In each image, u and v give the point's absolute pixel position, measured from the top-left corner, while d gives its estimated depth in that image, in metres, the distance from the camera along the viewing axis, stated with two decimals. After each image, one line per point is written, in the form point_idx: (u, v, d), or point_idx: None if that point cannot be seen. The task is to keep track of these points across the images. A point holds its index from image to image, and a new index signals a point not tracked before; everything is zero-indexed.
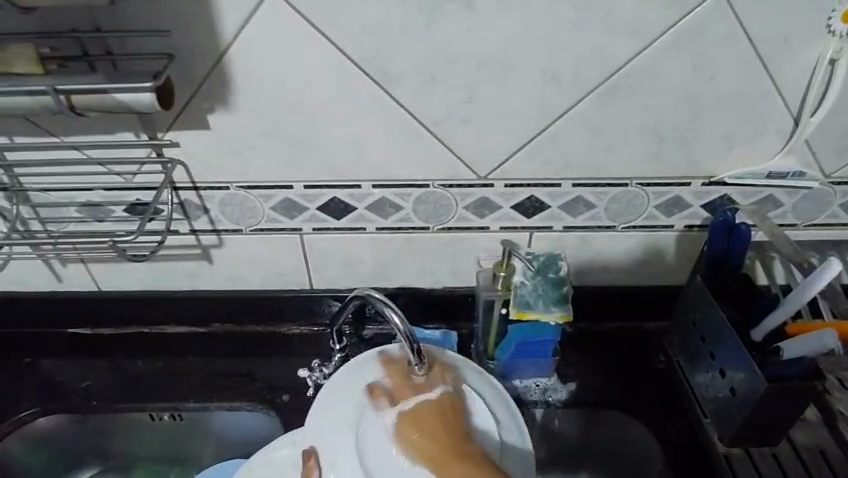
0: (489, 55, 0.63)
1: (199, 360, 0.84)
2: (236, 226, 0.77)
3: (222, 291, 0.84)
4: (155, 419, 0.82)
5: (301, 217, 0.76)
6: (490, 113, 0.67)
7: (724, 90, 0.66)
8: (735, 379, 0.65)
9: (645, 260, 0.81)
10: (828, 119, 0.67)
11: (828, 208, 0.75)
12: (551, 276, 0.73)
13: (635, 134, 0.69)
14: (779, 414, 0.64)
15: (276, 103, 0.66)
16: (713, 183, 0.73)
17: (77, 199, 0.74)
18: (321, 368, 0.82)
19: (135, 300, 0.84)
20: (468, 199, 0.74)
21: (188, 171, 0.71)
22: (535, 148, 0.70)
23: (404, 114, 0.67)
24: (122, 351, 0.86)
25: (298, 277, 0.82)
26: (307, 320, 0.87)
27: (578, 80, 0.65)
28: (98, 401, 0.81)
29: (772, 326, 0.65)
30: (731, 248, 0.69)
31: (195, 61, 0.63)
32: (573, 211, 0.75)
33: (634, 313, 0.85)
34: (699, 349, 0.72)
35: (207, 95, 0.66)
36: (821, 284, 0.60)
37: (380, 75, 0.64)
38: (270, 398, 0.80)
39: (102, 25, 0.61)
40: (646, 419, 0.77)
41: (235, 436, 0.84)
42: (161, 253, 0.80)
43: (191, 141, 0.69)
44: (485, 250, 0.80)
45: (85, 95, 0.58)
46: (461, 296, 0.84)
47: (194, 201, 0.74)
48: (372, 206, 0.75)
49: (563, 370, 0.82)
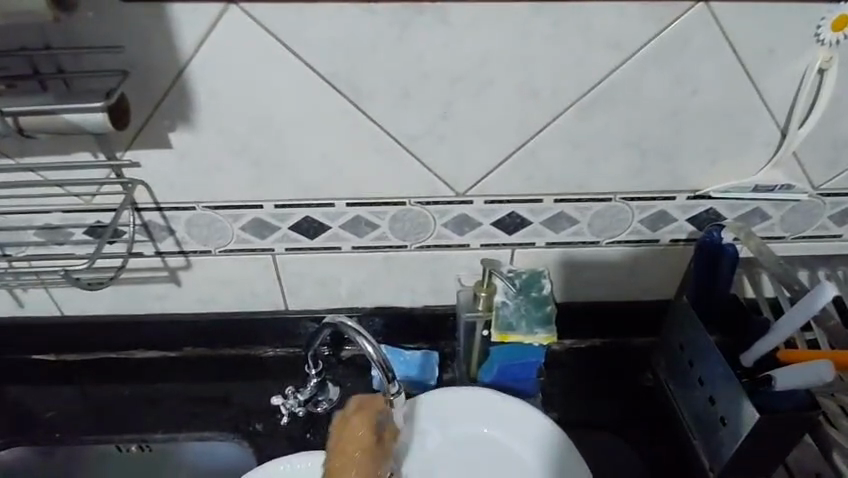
0: (464, 68, 0.60)
1: (169, 386, 0.81)
2: (204, 248, 0.73)
3: (193, 314, 0.80)
4: (123, 450, 0.79)
5: (273, 237, 0.72)
6: (467, 127, 0.64)
7: (709, 103, 0.63)
8: (725, 408, 0.63)
9: (631, 275, 0.78)
10: (817, 130, 0.65)
11: (817, 220, 0.73)
12: (534, 295, 0.70)
13: (617, 148, 0.66)
14: (768, 448, 0.61)
15: (242, 121, 0.63)
16: (700, 197, 0.70)
17: (34, 222, 0.70)
18: (296, 395, 0.75)
19: (101, 325, 0.80)
20: (447, 216, 0.71)
21: (151, 192, 0.68)
22: (516, 163, 0.67)
23: (377, 131, 0.64)
24: (89, 377, 0.82)
25: (273, 298, 0.79)
26: (283, 343, 0.83)
27: (558, 94, 0.62)
28: (62, 433, 0.77)
29: (765, 350, 0.62)
30: (719, 270, 0.66)
31: (152, 79, 0.60)
32: (556, 226, 0.73)
33: (621, 329, 0.82)
34: (688, 371, 0.70)
35: (167, 114, 0.62)
36: (815, 309, 0.57)
37: (351, 90, 0.61)
38: (243, 426, 0.77)
39: (53, 42, 0.57)
40: (636, 447, 0.74)
41: (207, 466, 0.80)
42: (127, 276, 0.76)
43: (153, 161, 0.65)
44: (465, 267, 0.77)
45: (33, 119, 0.54)
46: (442, 315, 0.81)
47: (158, 222, 0.71)
48: (347, 225, 0.72)
49: (550, 391, 0.79)
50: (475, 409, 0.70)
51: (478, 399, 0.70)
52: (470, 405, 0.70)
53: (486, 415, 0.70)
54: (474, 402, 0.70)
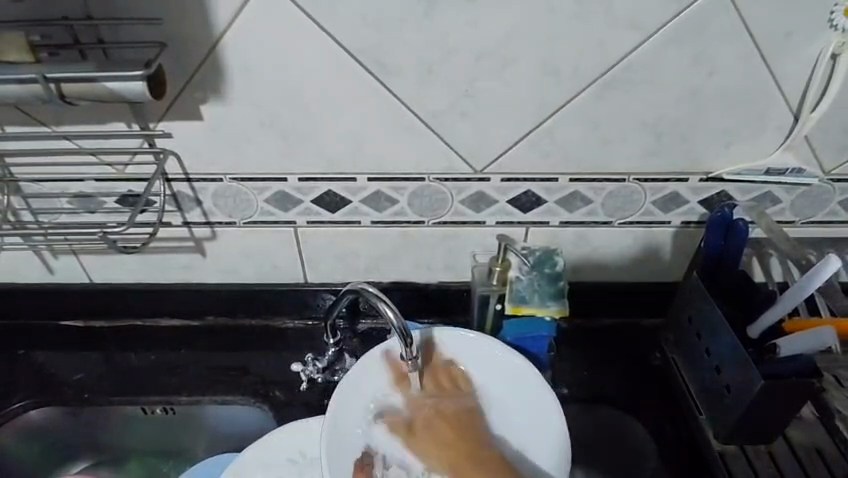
0: (486, 47, 0.62)
1: (191, 353, 0.84)
2: (229, 219, 0.76)
3: (216, 284, 0.83)
4: (147, 412, 0.82)
5: (295, 209, 0.75)
6: (487, 105, 0.66)
7: (723, 85, 0.65)
8: (730, 377, 0.65)
9: (641, 256, 0.80)
10: (829, 115, 0.67)
11: (827, 206, 0.75)
12: (547, 271, 0.72)
13: (633, 128, 0.68)
14: (771, 413, 0.64)
15: (271, 94, 0.65)
16: (713, 179, 0.72)
17: (68, 190, 0.73)
18: (315, 362, 0.81)
19: (127, 292, 0.83)
20: (464, 193, 0.73)
21: (181, 162, 0.71)
22: (533, 142, 0.69)
23: (401, 107, 0.66)
24: (114, 343, 0.85)
25: (293, 270, 0.82)
26: (302, 314, 0.86)
27: (577, 73, 0.64)
28: (90, 393, 0.81)
29: (770, 321, 0.64)
30: (730, 244, 0.68)
31: (187, 51, 0.62)
32: (570, 205, 0.75)
33: (632, 309, 0.84)
34: (695, 345, 0.72)
35: (200, 86, 0.65)
36: (820, 280, 0.60)
37: (376, 67, 0.64)
38: (263, 392, 0.80)
39: (94, 12, 0.59)
40: (641, 418, 0.76)
41: (227, 429, 0.83)
42: (155, 245, 0.79)
43: (184, 132, 0.68)
44: (480, 245, 0.79)
45: (75, 84, 0.57)
46: (456, 291, 0.83)
47: (187, 193, 0.74)
48: (368, 199, 0.74)
49: (560, 366, 0.81)
50: (458, 349, 0.73)
51: (461, 341, 0.72)
52: (457, 346, 0.72)
53: (470, 353, 0.72)
54: (460, 345, 0.72)
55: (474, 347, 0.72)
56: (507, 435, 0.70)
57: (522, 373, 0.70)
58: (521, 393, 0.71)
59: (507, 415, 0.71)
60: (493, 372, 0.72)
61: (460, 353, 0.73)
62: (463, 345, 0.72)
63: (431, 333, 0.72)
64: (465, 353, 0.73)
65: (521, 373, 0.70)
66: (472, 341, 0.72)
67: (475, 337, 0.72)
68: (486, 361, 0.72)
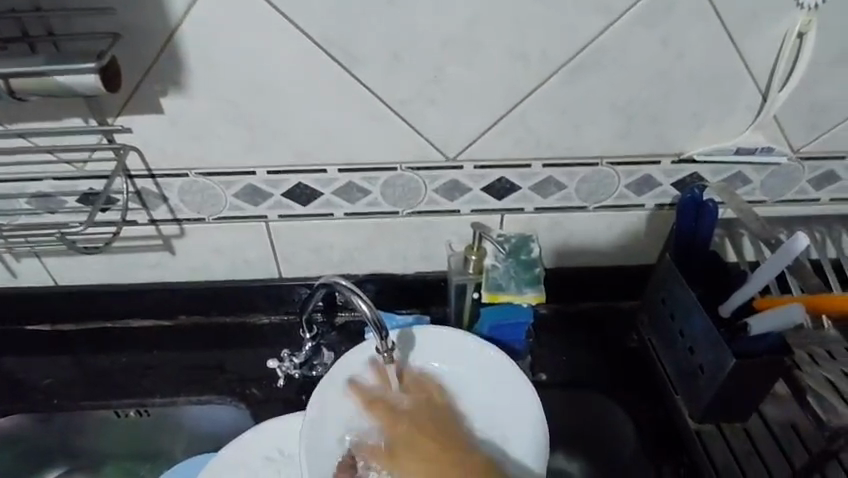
0: (454, 32, 0.61)
1: (165, 354, 0.82)
2: (198, 215, 0.74)
3: (187, 282, 0.81)
4: (121, 415, 0.80)
5: (266, 203, 0.73)
6: (457, 92, 0.65)
7: (693, 66, 0.65)
8: (703, 357, 0.66)
9: (617, 240, 0.80)
10: (797, 94, 0.67)
11: (797, 184, 0.75)
12: (523, 258, 0.72)
13: (605, 112, 0.67)
14: (744, 390, 0.65)
15: (234, 86, 0.63)
16: (684, 160, 0.72)
17: (26, 190, 0.70)
18: (292, 358, 0.79)
19: (95, 294, 0.81)
20: (438, 182, 0.72)
21: (143, 158, 0.68)
22: (505, 128, 0.68)
23: (369, 95, 0.65)
24: (84, 346, 0.83)
25: (266, 265, 0.80)
26: (278, 310, 0.84)
27: (546, 57, 0.63)
28: (61, 399, 0.78)
29: (741, 300, 0.65)
30: (701, 225, 0.68)
31: (144, 42, 0.60)
32: (545, 191, 0.74)
33: (609, 292, 0.85)
34: (668, 326, 0.73)
35: (159, 78, 0.62)
36: (790, 257, 0.60)
37: (342, 54, 0.62)
38: (240, 391, 0.78)
39: (42, 3, 0.57)
40: (619, 401, 0.77)
41: (205, 429, 0.82)
42: (119, 245, 0.77)
43: (145, 127, 0.66)
44: (456, 233, 0.78)
45: (24, 80, 0.54)
46: (433, 281, 0.82)
47: (151, 189, 0.71)
48: (340, 191, 0.73)
49: (539, 352, 0.82)
50: (432, 345, 0.72)
51: (435, 337, 0.72)
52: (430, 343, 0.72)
53: (444, 349, 0.72)
54: (434, 341, 0.72)
55: (447, 341, 0.72)
56: (488, 425, 0.70)
57: (497, 364, 0.70)
58: (498, 384, 0.71)
59: (487, 405, 0.71)
60: (468, 366, 0.72)
61: (433, 349, 0.72)
62: (435, 341, 0.72)
63: (408, 332, 0.72)
64: (439, 348, 0.72)
65: (496, 364, 0.70)
66: (444, 336, 0.72)
67: (446, 332, 0.71)
68: (460, 355, 0.72)
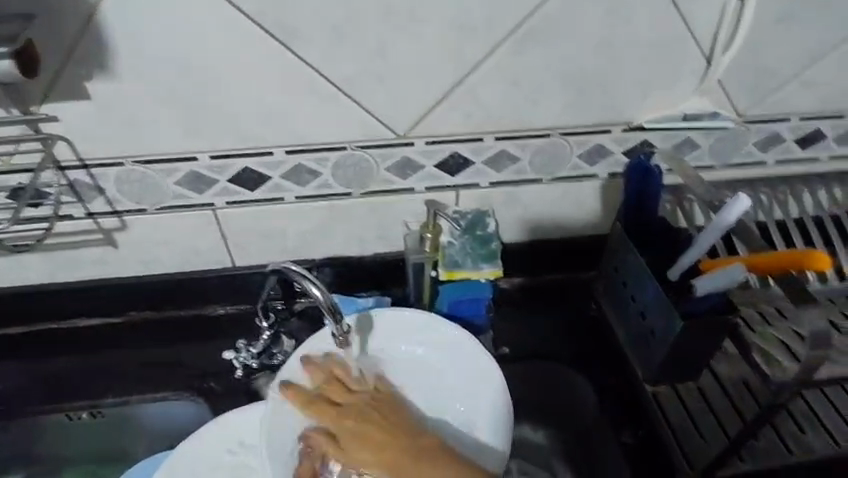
0: (394, 3, 0.59)
1: (117, 352, 0.79)
2: (139, 206, 0.71)
3: (135, 277, 0.78)
4: (73, 419, 0.77)
5: (211, 190, 0.70)
6: (403, 66, 0.63)
7: (638, 32, 0.64)
8: (654, 321, 0.68)
9: (572, 211, 0.80)
10: (739, 57, 0.68)
11: (743, 148, 0.77)
12: (479, 233, 0.72)
13: (553, 82, 0.67)
14: (694, 350, 0.66)
15: (166, 66, 0.60)
16: (634, 128, 0.72)
17: None
18: (249, 348, 0.77)
19: (36, 294, 0.77)
20: (389, 160, 0.71)
21: (73, 148, 0.65)
22: (454, 102, 0.67)
23: (311, 72, 0.62)
24: (29, 349, 0.79)
25: (218, 255, 0.77)
26: (234, 300, 0.82)
27: (491, 27, 0.62)
28: (7, 405, 0.75)
29: (688, 263, 0.66)
30: (648, 192, 0.69)
31: (63, 22, 0.56)
32: (498, 166, 0.74)
33: (568, 264, 0.85)
34: (622, 294, 0.74)
35: (83, 61, 0.59)
36: (730, 218, 0.61)
37: (279, 30, 0.59)
38: (198, 384, 0.76)
39: None
40: (578, 369, 0.79)
41: (164, 426, 0.80)
42: (57, 241, 0.73)
43: (73, 114, 0.62)
44: (412, 212, 0.77)
45: None
46: (392, 262, 0.81)
47: (86, 181, 0.67)
48: (288, 174, 0.70)
49: (499, 327, 0.82)
50: (394, 327, 0.71)
51: (397, 319, 0.71)
52: (392, 325, 0.71)
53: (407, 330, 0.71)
54: (396, 323, 0.71)
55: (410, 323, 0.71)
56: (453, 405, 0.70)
57: (460, 344, 0.70)
58: (462, 363, 0.70)
59: (451, 385, 0.70)
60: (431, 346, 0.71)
61: (396, 331, 0.71)
62: (398, 322, 0.71)
63: (367, 314, 0.71)
64: (402, 329, 0.71)
65: (459, 343, 0.70)
66: (407, 317, 0.71)
67: (409, 313, 0.71)
68: (423, 336, 0.71)
